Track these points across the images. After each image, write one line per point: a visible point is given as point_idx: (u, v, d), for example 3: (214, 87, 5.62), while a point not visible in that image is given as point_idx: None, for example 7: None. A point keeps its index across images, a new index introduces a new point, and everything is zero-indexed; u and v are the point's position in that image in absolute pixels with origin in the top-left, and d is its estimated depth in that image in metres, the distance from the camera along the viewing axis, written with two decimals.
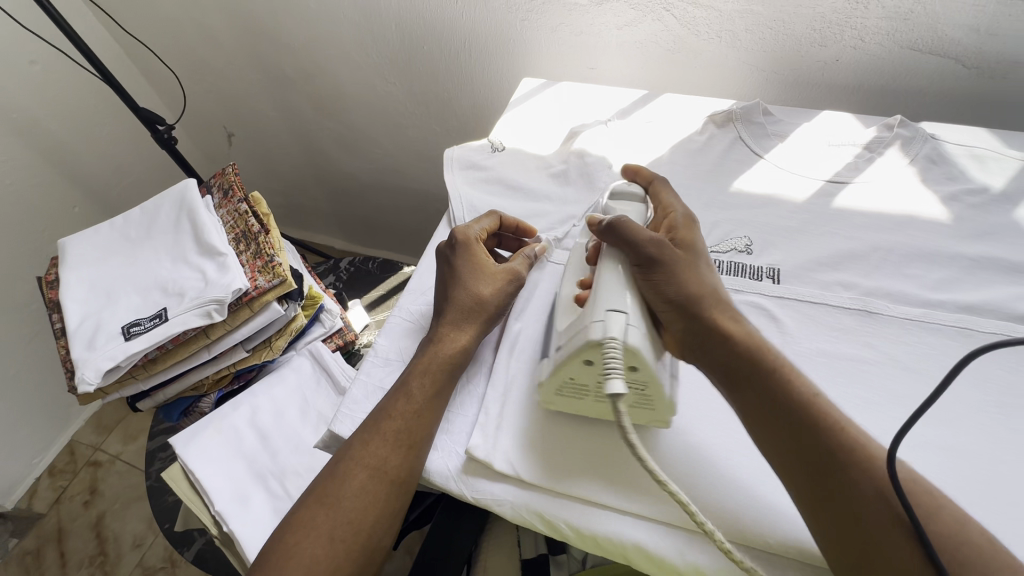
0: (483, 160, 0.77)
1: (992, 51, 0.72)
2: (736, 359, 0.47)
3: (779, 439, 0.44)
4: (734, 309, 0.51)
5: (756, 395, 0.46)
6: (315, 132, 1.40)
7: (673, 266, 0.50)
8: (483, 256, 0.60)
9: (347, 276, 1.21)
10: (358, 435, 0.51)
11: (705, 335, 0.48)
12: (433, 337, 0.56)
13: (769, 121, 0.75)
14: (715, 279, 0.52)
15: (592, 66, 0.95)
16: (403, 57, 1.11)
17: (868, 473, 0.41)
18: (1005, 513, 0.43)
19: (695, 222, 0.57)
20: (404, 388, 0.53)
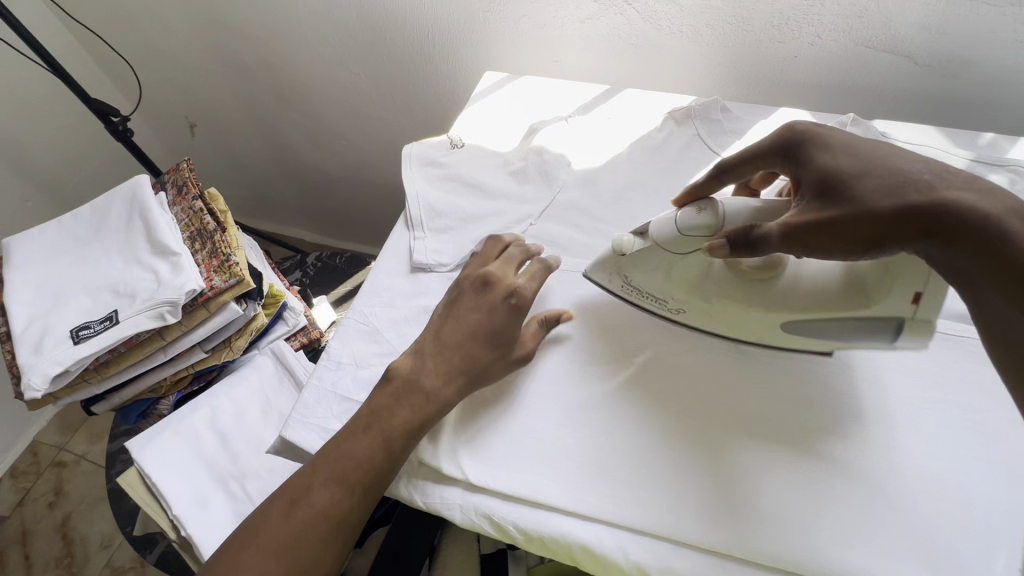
0: (442, 157, 0.76)
1: (942, 50, 0.73)
2: (972, 250, 0.36)
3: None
4: (957, 177, 0.39)
5: (1000, 293, 0.35)
6: (280, 123, 1.37)
7: (842, 212, 0.40)
8: (518, 305, 0.55)
9: (313, 272, 1.20)
10: (324, 471, 0.47)
11: (930, 243, 0.38)
12: (426, 395, 0.50)
13: (726, 118, 0.75)
14: (898, 162, 0.41)
15: (556, 59, 0.95)
16: (369, 55, 1.10)
17: None
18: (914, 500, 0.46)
19: (816, 133, 0.47)
20: (386, 438, 0.48)
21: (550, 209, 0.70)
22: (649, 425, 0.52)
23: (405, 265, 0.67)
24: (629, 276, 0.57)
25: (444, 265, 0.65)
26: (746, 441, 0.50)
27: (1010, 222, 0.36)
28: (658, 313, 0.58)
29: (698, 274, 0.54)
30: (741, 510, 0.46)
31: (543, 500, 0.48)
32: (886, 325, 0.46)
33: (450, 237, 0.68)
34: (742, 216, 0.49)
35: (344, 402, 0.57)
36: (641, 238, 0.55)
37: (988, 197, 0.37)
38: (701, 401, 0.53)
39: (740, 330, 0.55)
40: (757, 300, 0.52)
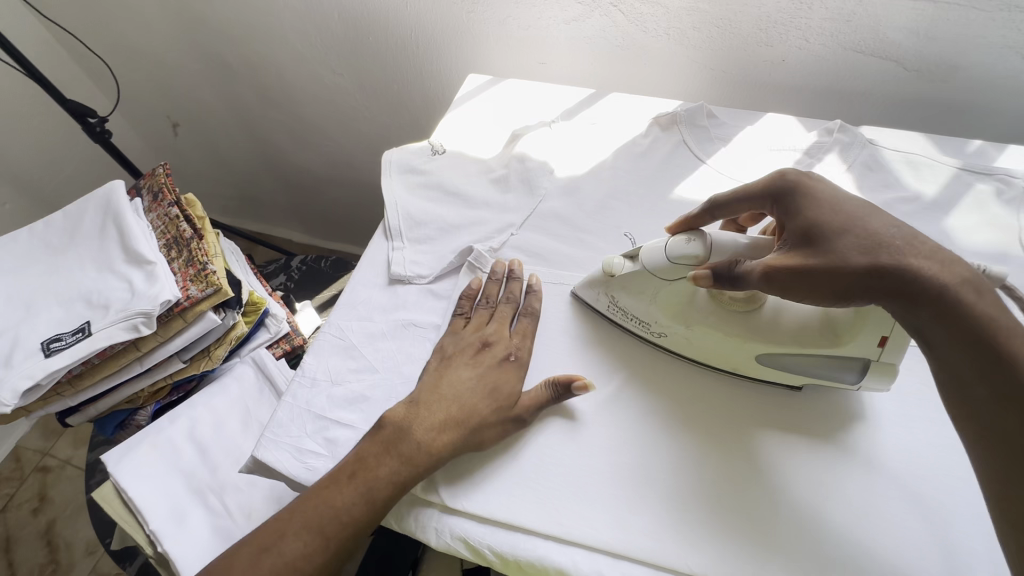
0: (422, 164, 0.74)
1: (931, 55, 0.72)
2: (934, 315, 0.38)
3: (990, 408, 0.37)
4: (925, 245, 0.41)
5: (955, 353, 0.38)
6: (264, 124, 1.34)
7: (819, 262, 0.42)
8: (515, 366, 0.55)
9: (298, 276, 1.18)
10: (302, 511, 0.48)
11: (899, 305, 0.40)
12: (413, 451, 0.49)
13: (712, 124, 0.74)
14: (875, 223, 0.43)
15: (542, 60, 0.93)
16: (352, 57, 1.08)
17: None
18: (889, 521, 0.46)
19: (805, 184, 0.47)
20: (369, 493, 0.48)
21: (531, 218, 0.68)
22: (705, 423, 0.53)
23: (383, 277, 0.66)
24: (616, 297, 0.57)
25: (422, 277, 0.64)
26: (799, 443, 0.51)
27: (964, 293, 0.38)
28: (640, 334, 0.58)
29: (681, 300, 0.55)
30: (789, 510, 0.47)
31: (521, 523, 0.47)
32: (853, 363, 0.51)
33: (428, 248, 0.66)
34: (731, 250, 0.50)
35: (318, 421, 0.55)
36: (631, 262, 0.55)
37: (949, 268, 0.39)
38: (752, 403, 0.54)
39: (727, 361, 0.55)
40: (742, 331, 0.52)
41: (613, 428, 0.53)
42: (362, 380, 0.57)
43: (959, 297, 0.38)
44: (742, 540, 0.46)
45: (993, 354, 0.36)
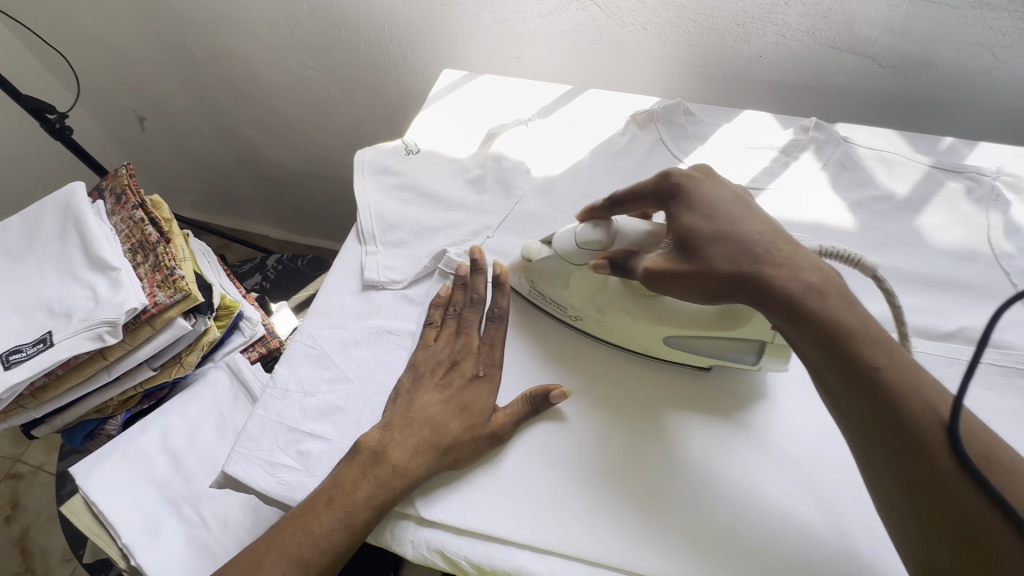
0: (395, 165, 0.72)
1: (905, 51, 0.72)
2: (788, 315, 0.42)
3: (844, 397, 0.40)
4: (780, 249, 0.44)
5: (811, 347, 0.41)
6: (236, 118, 1.30)
7: (690, 267, 0.45)
8: (485, 382, 0.55)
9: (274, 276, 1.16)
10: (280, 537, 0.46)
11: (761, 305, 0.43)
12: (386, 472, 0.48)
13: (689, 122, 0.73)
14: (740, 228, 0.45)
15: (520, 55, 0.91)
16: (324, 50, 1.05)
17: (923, 414, 0.37)
18: (864, 524, 0.47)
19: (686, 186, 0.49)
20: (347, 518, 0.47)
21: (507, 220, 0.67)
22: (632, 407, 0.54)
23: (356, 283, 0.64)
24: (536, 283, 0.59)
25: (397, 283, 0.63)
26: (705, 418, 0.53)
27: (810, 294, 0.41)
28: (561, 318, 0.60)
29: (594, 284, 0.55)
30: (701, 485, 0.49)
31: (498, 535, 0.47)
32: (751, 345, 0.52)
33: (403, 252, 0.65)
34: (632, 238, 0.52)
35: (291, 433, 0.54)
36: (547, 247, 0.57)
37: (797, 272, 0.43)
38: (664, 383, 0.56)
39: (639, 344, 0.56)
40: (649, 314, 0.54)
41: (586, 433, 0.53)
42: (336, 390, 0.56)
43: (808, 298, 0.41)
44: (671, 522, 0.47)
45: (839, 348, 0.39)
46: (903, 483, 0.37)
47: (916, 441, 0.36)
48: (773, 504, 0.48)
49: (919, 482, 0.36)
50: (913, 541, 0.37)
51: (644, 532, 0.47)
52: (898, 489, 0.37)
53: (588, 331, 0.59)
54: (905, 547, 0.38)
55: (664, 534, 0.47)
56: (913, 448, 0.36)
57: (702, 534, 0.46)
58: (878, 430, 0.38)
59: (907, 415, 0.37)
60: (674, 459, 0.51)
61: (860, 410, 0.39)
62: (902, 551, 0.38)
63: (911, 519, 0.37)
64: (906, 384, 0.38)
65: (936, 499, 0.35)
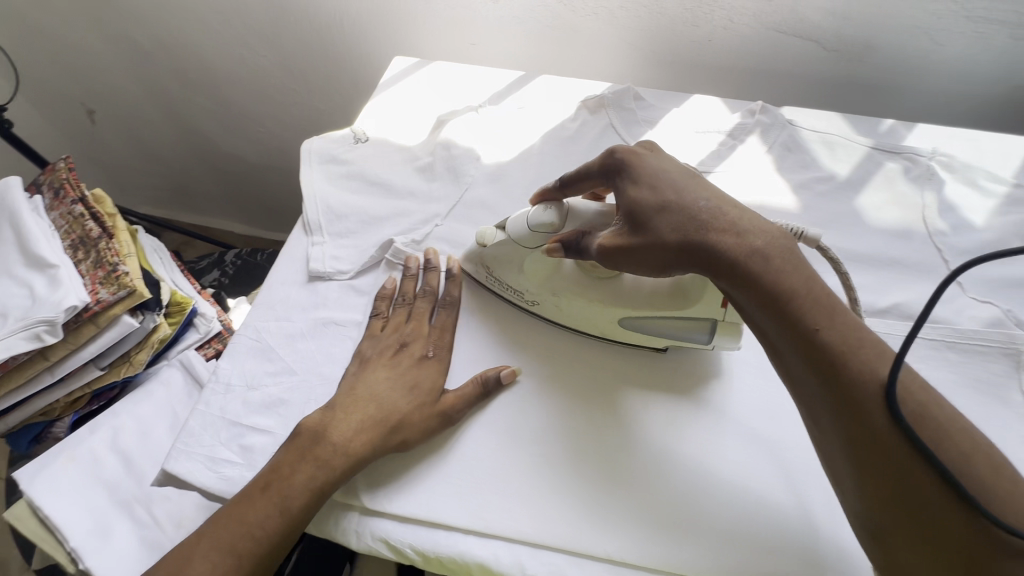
0: (343, 153, 0.71)
1: (848, 34, 0.73)
2: (732, 281, 0.42)
3: (788, 359, 0.40)
4: (725, 212, 0.44)
5: (758, 311, 0.41)
6: (187, 110, 1.26)
7: (640, 241, 0.45)
8: (434, 362, 0.55)
9: (232, 272, 1.13)
10: (218, 519, 0.46)
11: (709, 272, 0.43)
12: (321, 452, 0.48)
13: (639, 106, 0.73)
14: (684, 197, 0.45)
15: (474, 41, 0.90)
16: (274, 37, 1.02)
17: (865, 376, 0.37)
18: (801, 497, 0.48)
19: (631, 161, 0.49)
20: (281, 505, 0.46)
21: (457, 208, 0.66)
22: (595, 389, 0.55)
23: (302, 274, 0.63)
24: (491, 269, 0.59)
25: (344, 273, 0.62)
26: (666, 400, 0.54)
27: (753, 259, 0.41)
28: (517, 304, 0.60)
29: (549, 269, 0.56)
30: (658, 464, 0.50)
31: (439, 521, 0.47)
32: (702, 325, 0.53)
33: (350, 242, 0.64)
34: (584, 218, 0.52)
35: (233, 428, 0.53)
36: (502, 232, 0.57)
37: (743, 236, 0.42)
38: (623, 366, 0.56)
39: (594, 327, 0.57)
40: (600, 296, 0.54)
41: (530, 416, 0.53)
42: (280, 383, 0.56)
43: (751, 262, 0.41)
44: (623, 503, 0.48)
45: (781, 312, 0.40)
46: (843, 443, 0.37)
47: (850, 403, 0.37)
48: (726, 482, 0.48)
49: (855, 443, 0.36)
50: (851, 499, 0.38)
51: (593, 512, 0.47)
52: (836, 451, 0.38)
53: (544, 319, 0.59)
54: (847, 504, 0.38)
55: (602, 514, 0.47)
56: (851, 409, 0.36)
57: (651, 510, 0.47)
58: (820, 393, 0.38)
59: (847, 376, 0.37)
60: (626, 440, 0.51)
61: (801, 374, 0.39)
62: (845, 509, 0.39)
63: (849, 478, 0.37)
64: (847, 346, 0.38)
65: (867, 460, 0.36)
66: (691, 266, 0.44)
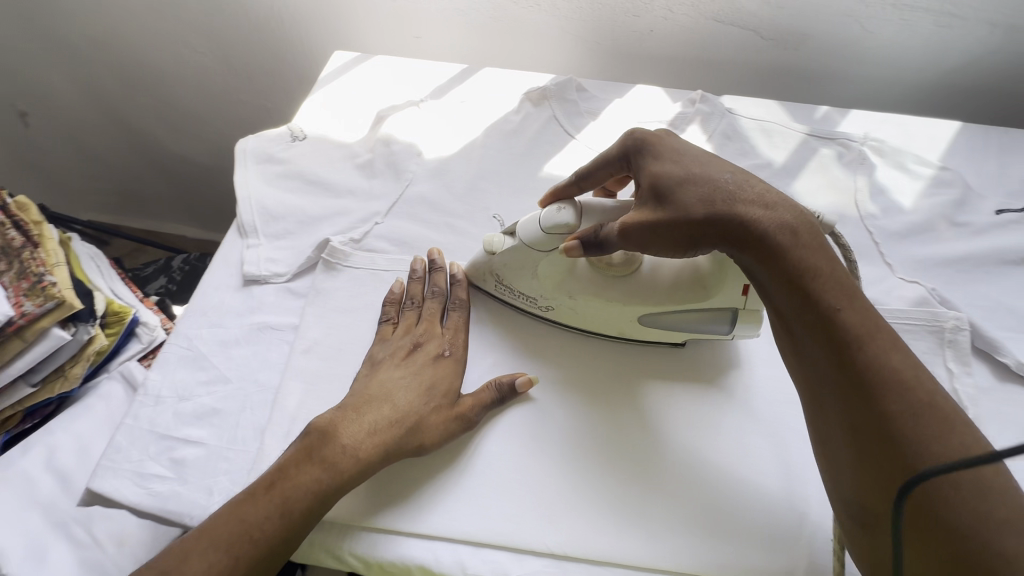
0: (280, 152, 0.69)
1: (783, 23, 0.75)
2: (756, 257, 0.42)
3: (804, 339, 0.40)
4: (754, 189, 0.43)
5: (779, 290, 0.41)
6: (121, 110, 1.17)
7: (664, 215, 0.44)
8: (450, 362, 0.53)
9: (180, 278, 1.09)
10: (227, 512, 0.43)
11: (730, 247, 0.43)
12: (328, 454, 0.45)
13: (582, 98, 0.73)
14: (712, 172, 0.44)
15: (418, 35, 0.88)
16: (212, 33, 0.98)
17: (886, 361, 0.37)
18: (740, 480, 0.48)
19: (654, 139, 0.48)
20: (286, 506, 0.43)
21: (398, 205, 0.65)
22: (628, 380, 0.54)
23: (237, 279, 0.61)
24: (501, 276, 0.56)
25: (280, 276, 0.60)
26: (698, 391, 0.53)
27: (781, 235, 0.41)
28: (530, 310, 0.58)
29: (561, 271, 0.54)
30: (692, 457, 0.49)
31: (381, 525, 0.46)
32: (722, 315, 0.53)
33: (287, 243, 0.62)
34: (600, 215, 0.49)
35: (163, 441, 0.51)
36: (510, 238, 0.54)
37: (772, 211, 0.42)
38: (654, 358, 0.56)
39: (613, 327, 0.55)
40: (616, 296, 0.53)
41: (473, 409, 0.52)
42: (213, 392, 0.54)
43: (779, 239, 0.41)
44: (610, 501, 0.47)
45: (803, 290, 0.40)
46: (849, 423, 0.38)
47: (868, 381, 0.37)
48: (706, 475, 0.48)
49: (864, 425, 0.37)
50: (846, 479, 0.38)
51: (536, 506, 0.47)
52: (844, 428, 0.38)
53: (558, 322, 0.57)
54: (837, 486, 0.39)
55: (540, 508, 0.47)
56: (867, 391, 0.37)
57: (598, 502, 0.47)
58: (833, 371, 0.38)
59: (867, 358, 0.37)
60: (639, 432, 0.51)
61: (819, 353, 0.39)
62: (833, 490, 0.40)
63: (849, 458, 0.38)
64: (867, 332, 0.38)
65: (878, 439, 0.36)
66: (714, 244, 0.43)
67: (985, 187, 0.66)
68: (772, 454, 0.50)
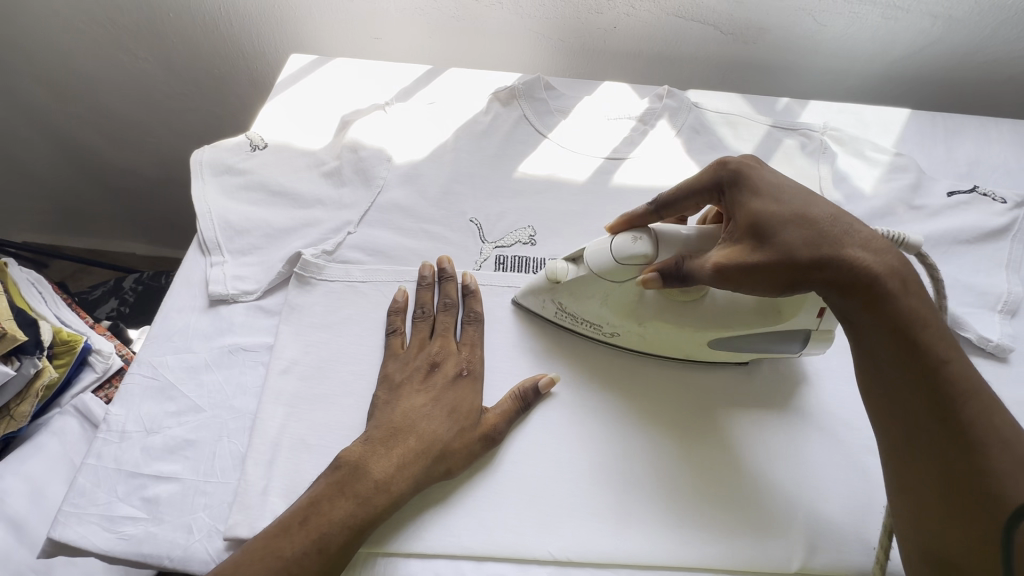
0: (239, 162, 0.65)
1: (742, 19, 0.76)
2: (863, 304, 0.40)
3: (896, 385, 0.40)
4: (858, 233, 0.41)
5: (877, 337, 0.40)
6: (50, 121, 1.06)
7: (764, 256, 0.41)
8: (470, 381, 0.51)
9: (133, 299, 1.03)
10: (264, 539, 0.41)
11: (832, 292, 0.41)
12: (359, 491, 0.43)
13: (551, 96, 0.72)
14: (815, 211, 0.42)
15: (377, 36, 0.86)
16: (156, 41, 0.93)
17: (984, 418, 0.37)
18: (736, 470, 0.49)
19: (750, 171, 0.44)
20: (320, 542, 0.41)
21: (370, 213, 0.62)
22: (716, 400, 0.53)
23: (202, 299, 0.58)
24: (563, 303, 0.53)
25: (250, 294, 0.57)
26: (782, 412, 0.52)
27: (890, 285, 0.39)
28: (593, 337, 0.55)
29: (629, 300, 0.51)
30: (776, 479, 0.49)
31: (373, 547, 0.44)
32: (794, 335, 0.51)
33: (255, 259, 0.59)
34: (678, 245, 0.47)
35: (133, 479, 0.48)
36: (575, 266, 0.52)
37: (877, 257, 0.40)
38: (734, 379, 0.54)
39: (680, 351, 0.53)
40: (690, 320, 0.50)
41: None
42: (185, 423, 0.50)
43: (887, 288, 0.39)
44: (640, 516, 0.47)
45: (907, 339, 0.39)
46: (941, 472, 0.38)
47: (970, 436, 0.37)
48: (711, 472, 0.49)
49: (961, 476, 0.37)
50: (929, 527, 0.39)
51: (536, 513, 0.46)
52: (939, 480, 0.38)
53: (623, 346, 0.55)
54: (911, 525, 0.40)
55: (539, 515, 0.46)
56: (964, 444, 0.37)
57: (606, 502, 0.47)
58: (932, 419, 0.38)
59: (966, 412, 0.37)
60: (711, 452, 0.50)
61: (915, 402, 0.39)
62: (904, 529, 0.40)
63: (934, 503, 0.38)
64: (968, 385, 0.38)
65: (974, 491, 0.36)
66: (809, 287, 0.41)
67: (936, 171, 0.70)
68: (766, 448, 0.50)
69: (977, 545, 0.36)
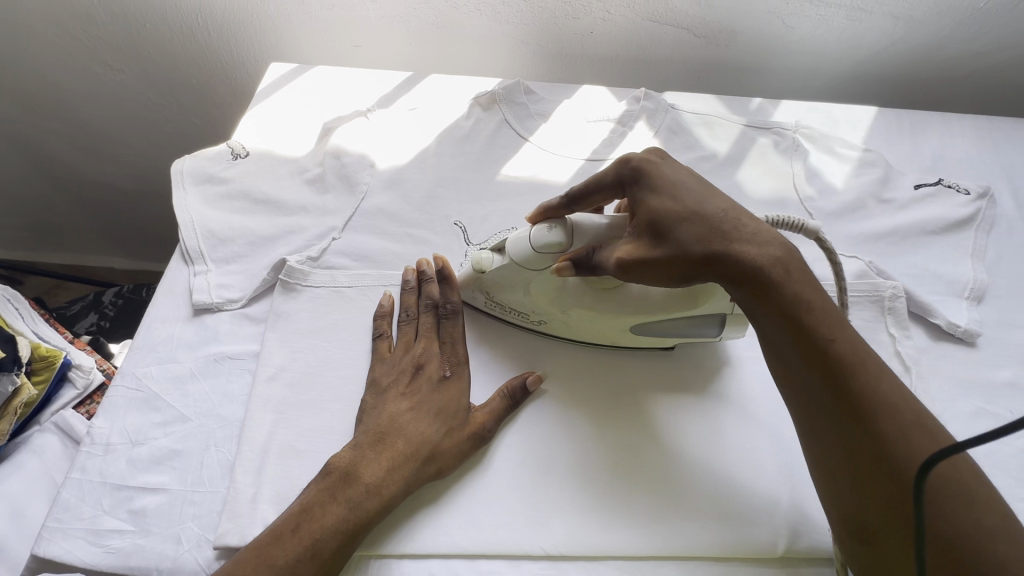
0: (221, 171, 0.65)
1: (713, 21, 0.79)
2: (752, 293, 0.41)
3: (794, 365, 0.40)
4: (745, 225, 0.42)
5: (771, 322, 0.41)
6: (24, 136, 1.05)
7: (661, 252, 0.43)
8: (454, 382, 0.51)
9: (113, 313, 1.01)
10: (256, 549, 0.41)
11: (726, 283, 0.42)
12: (348, 495, 0.43)
13: (531, 100, 0.73)
14: (706, 206, 0.43)
15: (357, 43, 0.86)
16: (131, 52, 0.92)
17: (876, 390, 0.37)
18: (721, 460, 0.50)
19: (648, 169, 0.46)
20: (313, 548, 0.41)
21: (355, 219, 0.63)
22: (691, 393, 0.54)
23: (186, 309, 0.57)
24: (492, 294, 0.56)
25: (234, 302, 0.57)
26: (759, 401, 0.54)
27: (772, 273, 0.41)
28: (522, 325, 0.58)
29: (553, 288, 0.53)
30: (753, 466, 0.50)
31: (368, 550, 0.44)
32: (712, 319, 0.53)
33: (239, 267, 0.59)
34: (592, 234, 0.48)
35: (119, 492, 0.47)
36: (499, 255, 0.54)
37: (762, 247, 0.41)
38: (710, 372, 0.56)
39: (605, 336, 0.55)
40: (612, 308, 0.52)
41: None
42: (171, 434, 0.50)
43: (770, 276, 0.40)
44: (627, 509, 0.47)
45: (795, 322, 0.40)
46: (843, 447, 0.38)
47: (859, 408, 0.37)
48: (695, 462, 0.50)
49: (859, 448, 0.37)
50: (848, 500, 0.38)
51: (526, 509, 0.47)
52: (837, 452, 0.38)
53: (553, 335, 0.57)
54: (832, 502, 0.40)
55: (530, 512, 0.47)
56: (855, 418, 0.37)
57: (590, 498, 0.48)
58: (827, 396, 0.38)
59: (858, 386, 0.38)
60: (692, 443, 0.51)
61: (809, 380, 0.39)
62: (829, 503, 0.40)
63: (844, 478, 0.38)
64: (859, 360, 0.38)
65: (875, 460, 0.36)
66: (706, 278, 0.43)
67: (904, 165, 0.73)
68: (747, 437, 0.52)
69: (890, 513, 0.36)
